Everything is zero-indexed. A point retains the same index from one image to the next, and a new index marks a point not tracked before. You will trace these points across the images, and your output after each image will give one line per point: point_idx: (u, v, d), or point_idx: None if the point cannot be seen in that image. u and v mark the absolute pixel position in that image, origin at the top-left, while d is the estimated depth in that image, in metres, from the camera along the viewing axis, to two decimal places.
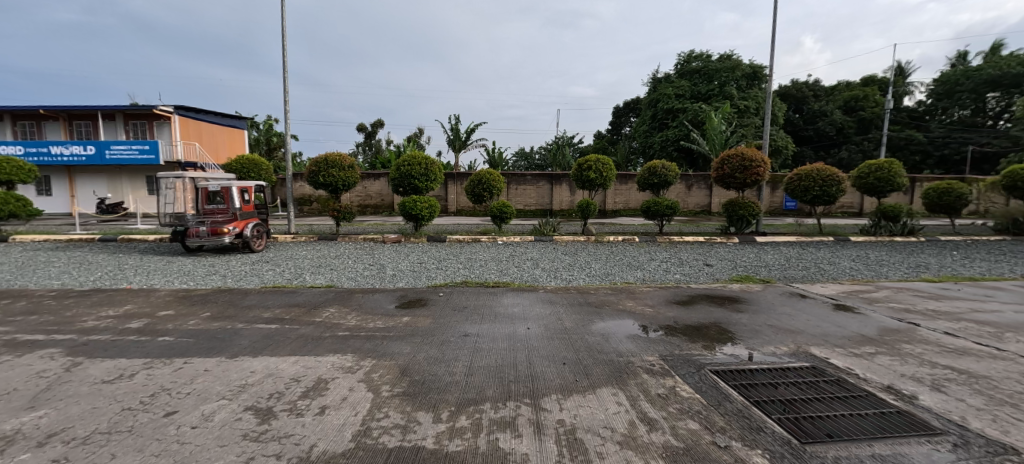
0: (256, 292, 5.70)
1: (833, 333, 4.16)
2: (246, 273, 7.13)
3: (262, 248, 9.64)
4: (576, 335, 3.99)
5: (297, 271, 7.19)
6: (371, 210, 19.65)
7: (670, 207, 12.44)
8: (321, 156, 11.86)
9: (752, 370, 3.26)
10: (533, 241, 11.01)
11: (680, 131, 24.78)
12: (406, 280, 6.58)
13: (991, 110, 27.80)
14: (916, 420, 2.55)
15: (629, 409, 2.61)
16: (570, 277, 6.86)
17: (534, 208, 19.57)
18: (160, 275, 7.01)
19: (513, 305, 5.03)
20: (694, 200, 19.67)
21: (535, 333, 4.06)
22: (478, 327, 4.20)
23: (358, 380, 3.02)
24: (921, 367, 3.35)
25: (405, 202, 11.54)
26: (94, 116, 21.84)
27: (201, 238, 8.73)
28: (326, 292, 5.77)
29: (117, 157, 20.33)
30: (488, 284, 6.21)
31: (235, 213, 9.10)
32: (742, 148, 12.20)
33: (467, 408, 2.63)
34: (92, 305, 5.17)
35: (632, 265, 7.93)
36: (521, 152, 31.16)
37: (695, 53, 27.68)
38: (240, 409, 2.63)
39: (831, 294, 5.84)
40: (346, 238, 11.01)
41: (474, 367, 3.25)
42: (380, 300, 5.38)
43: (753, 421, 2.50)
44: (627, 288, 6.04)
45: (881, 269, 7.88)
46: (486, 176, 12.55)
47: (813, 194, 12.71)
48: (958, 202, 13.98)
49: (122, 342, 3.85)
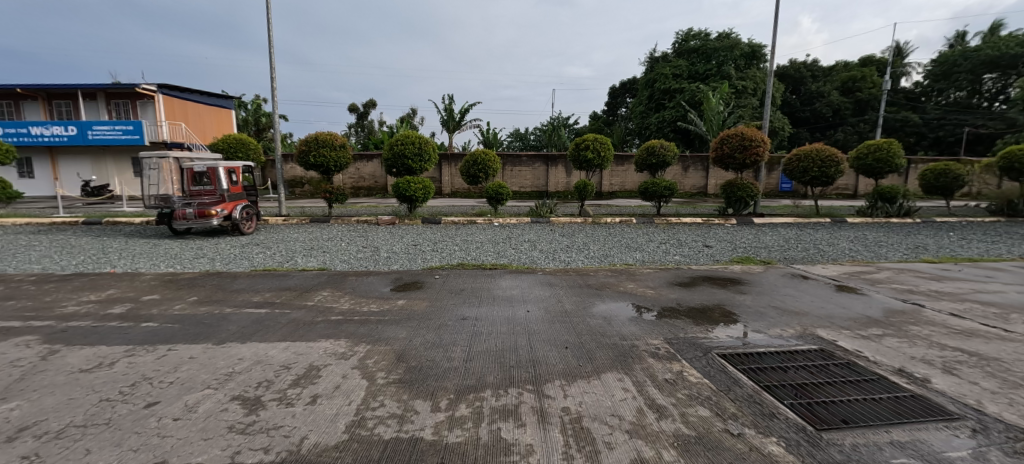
0: (245, 276, 5.50)
1: (839, 314, 4.06)
2: (235, 256, 6.93)
3: (252, 230, 9.37)
4: (577, 318, 3.87)
5: (287, 254, 6.98)
6: (365, 192, 19.36)
7: (668, 188, 12.27)
8: (311, 136, 11.49)
9: (759, 353, 3.14)
10: (530, 223, 10.82)
11: (677, 112, 24.49)
12: (401, 262, 6.40)
13: (987, 92, 27.75)
14: (932, 406, 2.46)
15: (636, 396, 2.51)
16: (568, 259, 6.74)
17: (530, 189, 19.37)
18: (146, 258, 6.78)
19: (511, 288, 4.89)
20: (690, 181, 19.57)
21: (535, 316, 3.93)
22: (476, 310, 4.06)
23: (351, 367, 2.88)
24: (931, 350, 3.27)
25: (399, 184, 11.30)
26: (74, 95, 21.21)
27: (187, 221, 8.46)
28: (317, 275, 5.57)
29: (101, 138, 19.76)
30: (485, 266, 6.05)
31: (223, 195, 8.79)
32: (742, 127, 12.01)
33: (467, 396, 2.50)
34: (73, 290, 4.96)
35: (631, 246, 7.83)
36: (516, 133, 30.79)
37: (694, 31, 27.21)
38: (226, 399, 2.49)
39: (833, 275, 5.77)
40: (338, 220, 10.78)
41: (473, 352, 3.11)
42: (373, 283, 5.22)
43: (764, 408, 2.40)
44: (627, 270, 5.91)
45: (881, 250, 7.83)
46: (481, 156, 12.29)
47: (812, 175, 12.58)
48: (955, 183, 13.96)
49: (104, 328, 3.68)
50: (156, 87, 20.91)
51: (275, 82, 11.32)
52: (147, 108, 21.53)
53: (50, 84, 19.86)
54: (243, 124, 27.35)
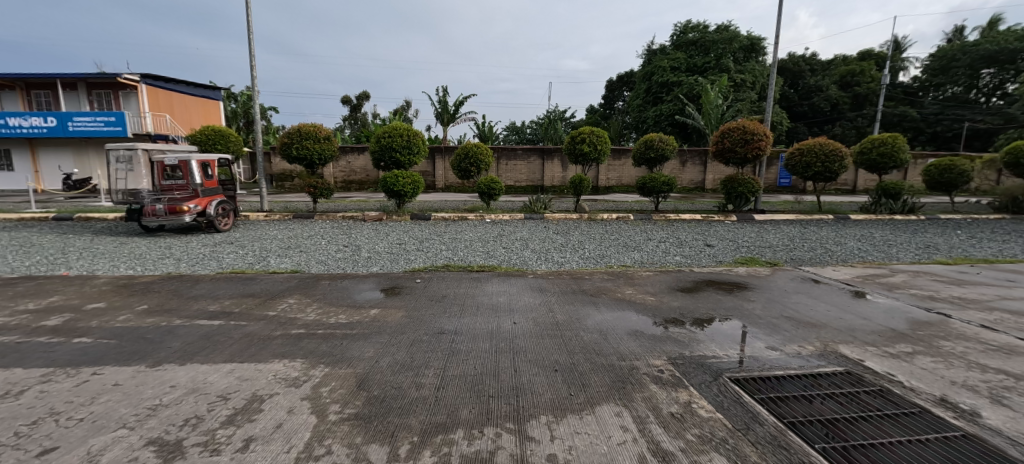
0: (208, 280, 5.02)
1: (860, 327, 3.65)
2: (204, 256, 6.44)
3: (229, 227, 8.83)
4: (570, 332, 3.43)
5: (260, 254, 6.49)
6: (356, 186, 18.84)
7: (667, 183, 11.84)
8: (294, 127, 10.95)
9: (778, 377, 2.74)
10: (523, 219, 10.37)
11: (675, 106, 24.03)
12: (381, 264, 5.92)
13: (985, 86, 27.44)
14: (991, 450, 2.05)
15: (638, 438, 2.08)
16: (562, 260, 6.30)
17: (524, 184, 18.93)
18: (107, 259, 6.28)
19: (497, 294, 4.45)
20: (688, 176, 19.17)
21: (522, 329, 3.49)
22: (457, 322, 3.61)
23: (302, 397, 2.43)
24: (971, 372, 2.87)
25: (386, 178, 10.78)
26: (54, 85, 20.48)
27: (158, 218, 7.91)
28: (288, 279, 5.10)
29: (81, 129, 19.07)
30: (472, 268, 5.60)
31: (196, 190, 8.25)
32: (743, 120, 11.56)
33: (433, 439, 2.06)
34: (11, 296, 4.47)
35: (629, 245, 7.40)
36: (513, 126, 30.31)
37: (692, 23, 26.70)
38: (138, 444, 2.04)
39: (846, 278, 5.36)
40: (323, 216, 10.29)
41: (447, 377, 2.67)
42: (348, 288, 4.76)
43: (793, 455, 1.98)
44: (624, 272, 5.48)
45: (891, 250, 7.42)
46: (473, 149, 11.81)
47: (814, 170, 12.19)
48: (959, 179, 13.61)
49: (27, 346, 3.20)
50: (138, 77, 20.20)
51: (254, 70, 10.74)
52: (130, 98, 20.83)
53: (27, 73, 19.11)
54: (231, 116, 26.66)
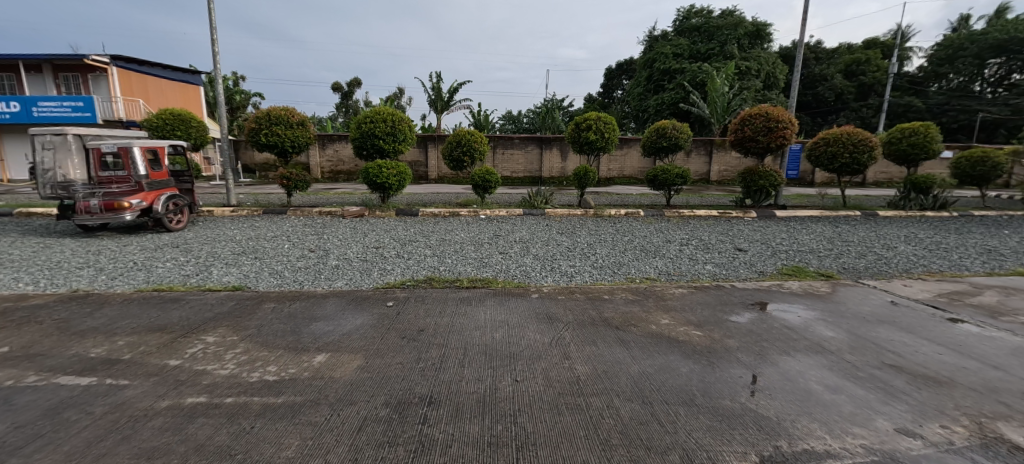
0: (118, 304, 3.87)
1: (1002, 386, 2.58)
2: (134, 265, 5.27)
3: (182, 226, 7.65)
4: (598, 401, 2.33)
5: (205, 263, 5.34)
6: (345, 176, 17.61)
7: (681, 176, 10.69)
8: (264, 111, 9.69)
9: None
10: (521, 216, 9.25)
11: (678, 93, 22.79)
12: (348, 277, 4.76)
13: (991, 76, 26.39)
14: None
15: None
16: (572, 270, 5.19)
17: (522, 175, 17.78)
18: (11, 270, 5.10)
19: (492, 327, 3.33)
20: (694, 167, 18.14)
21: (526, 395, 2.38)
22: (433, 382, 2.50)
23: None
24: None
25: (368, 168, 9.56)
26: (17, 67, 18.98)
27: (93, 215, 6.74)
28: (224, 300, 3.96)
29: (46, 115, 17.60)
30: (460, 284, 4.49)
31: (141, 183, 7.04)
32: (767, 106, 10.43)
33: None
34: None
35: (648, 250, 6.30)
36: (509, 115, 29.09)
37: (696, 8, 25.47)
38: None
39: (928, 299, 4.27)
40: (297, 211, 9.11)
41: None
42: (297, 315, 3.63)
43: None
44: (651, 290, 4.39)
45: (953, 256, 6.33)
46: (465, 137, 10.60)
47: (841, 162, 11.09)
48: (994, 173, 12.52)
49: None
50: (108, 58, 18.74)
51: (213, 44, 9.38)
52: (99, 81, 19.36)
53: None
54: (213, 103, 25.20)
